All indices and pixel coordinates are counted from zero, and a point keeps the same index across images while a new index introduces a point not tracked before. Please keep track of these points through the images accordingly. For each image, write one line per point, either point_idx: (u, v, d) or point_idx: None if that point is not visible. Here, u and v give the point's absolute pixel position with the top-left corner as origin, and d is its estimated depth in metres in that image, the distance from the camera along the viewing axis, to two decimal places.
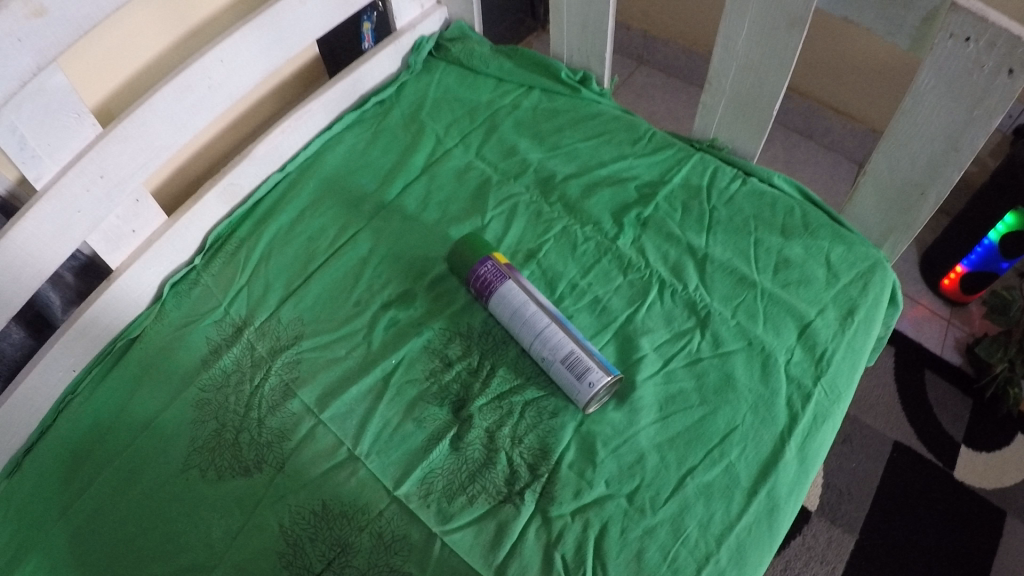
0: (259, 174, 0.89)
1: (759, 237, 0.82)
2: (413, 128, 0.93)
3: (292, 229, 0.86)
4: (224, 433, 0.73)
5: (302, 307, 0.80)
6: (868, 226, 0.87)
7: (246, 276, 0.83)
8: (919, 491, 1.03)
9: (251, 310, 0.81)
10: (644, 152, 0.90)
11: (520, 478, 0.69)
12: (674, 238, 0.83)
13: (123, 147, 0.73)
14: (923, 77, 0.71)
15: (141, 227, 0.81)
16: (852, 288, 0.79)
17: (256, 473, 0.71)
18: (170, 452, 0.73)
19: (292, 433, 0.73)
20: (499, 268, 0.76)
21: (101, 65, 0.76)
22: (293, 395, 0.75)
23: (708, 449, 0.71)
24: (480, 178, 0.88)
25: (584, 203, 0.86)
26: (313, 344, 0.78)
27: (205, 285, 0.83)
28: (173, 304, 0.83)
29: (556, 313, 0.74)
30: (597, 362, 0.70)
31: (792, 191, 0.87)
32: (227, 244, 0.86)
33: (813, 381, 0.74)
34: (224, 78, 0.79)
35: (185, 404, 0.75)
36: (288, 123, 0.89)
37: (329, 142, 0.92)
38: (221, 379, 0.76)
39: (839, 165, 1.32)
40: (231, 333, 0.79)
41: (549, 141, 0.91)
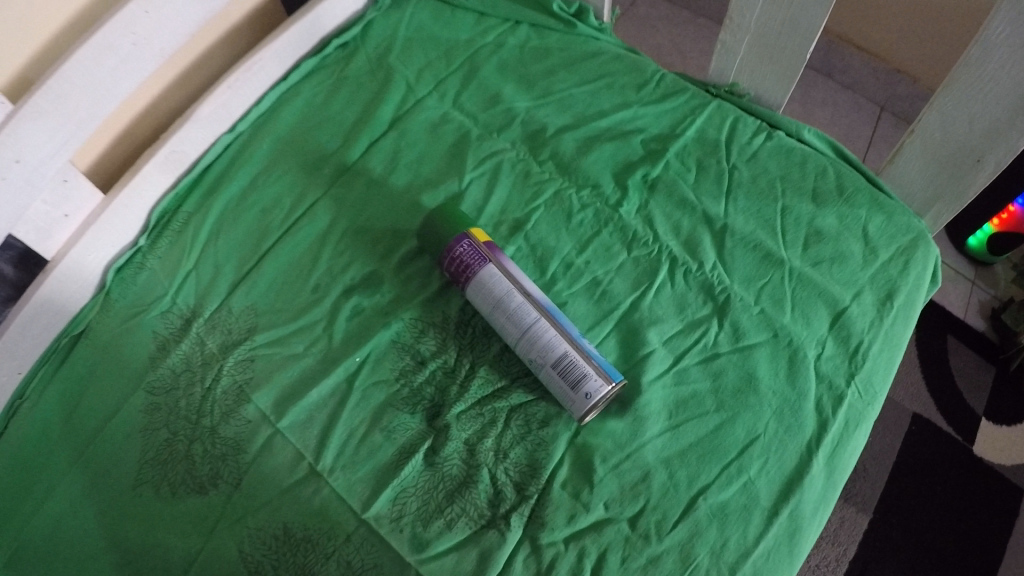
0: (205, 138, 0.76)
1: (787, 204, 0.70)
2: (380, 74, 0.80)
3: (244, 200, 0.74)
4: (176, 442, 0.63)
5: (255, 295, 0.68)
6: (908, 191, 0.75)
7: (194, 258, 0.71)
8: (935, 465, 0.95)
9: (200, 299, 0.69)
10: (650, 100, 0.77)
11: (505, 500, 0.59)
12: (687, 205, 0.71)
13: (39, 125, 0.59)
14: (995, 25, 0.58)
15: (74, 210, 0.68)
16: (891, 266, 0.68)
17: (211, 491, 0.61)
18: (121, 465, 0.63)
19: (248, 445, 0.62)
20: (478, 247, 0.63)
21: (12, 26, 0.60)
22: (247, 400, 0.63)
23: (724, 464, 0.61)
24: (458, 132, 0.76)
25: (580, 163, 0.73)
26: (267, 339, 0.66)
27: (151, 269, 0.71)
28: (119, 294, 0.70)
29: (546, 303, 0.62)
30: (595, 367, 0.59)
31: (824, 147, 0.75)
32: (173, 222, 0.73)
33: (846, 380, 0.64)
34: (152, 31, 0.65)
35: (134, 411, 0.64)
36: (236, 77, 0.75)
37: (284, 96, 0.79)
38: (171, 380, 0.65)
39: (858, 106, 1.19)
40: (178, 326, 0.67)
41: (538, 87, 0.78)
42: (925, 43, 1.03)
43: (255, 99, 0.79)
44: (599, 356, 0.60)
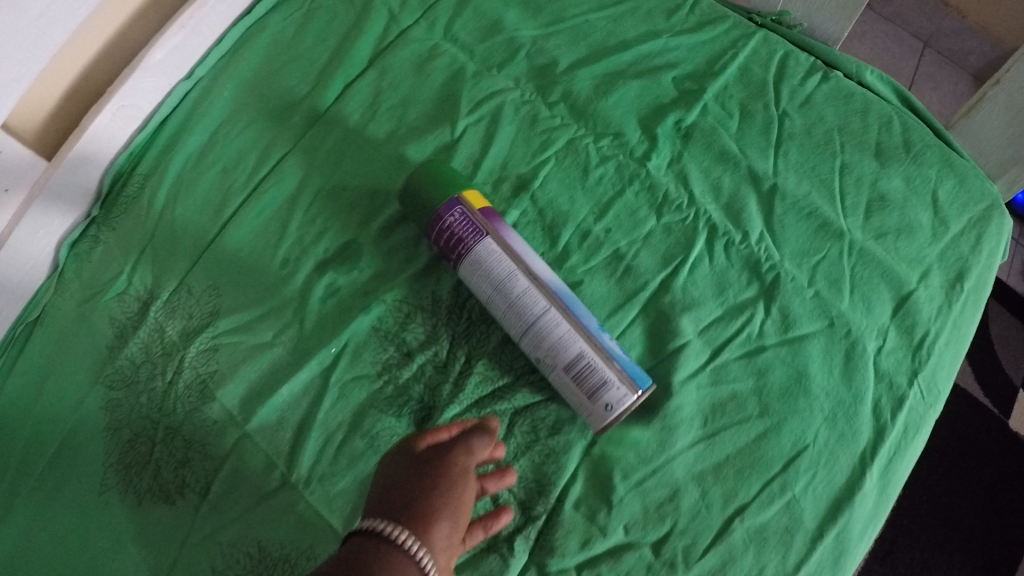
0: (159, 88, 0.64)
1: (847, 161, 0.59)
2: (358, 1, 0.66)
3: (203, 157, 0.61)
4: (139, 444, 0.53)
5: (217, 271, 0.57)
6: (982, 150, 0.64)
7: (150, 231, 0.59)
8: (971, 440, 0.87)
9: (158, 276, 0.58)
10: (682, 29, 0.64)
11: (508, 522, 0.50)
12: (729, 159, 0.59)
13: None
14: None
15: (14, 184, 0.58)
16: (963, 241, 0.58)
17: (180, 500, 0.51)
18: (83, 472, 0.54)
19: (217, 446, 0.52)
20: (472, 216, 0.51)
21: None
22: (212, 397, 0.54)
23: (766, 480, 0.51)
24: (451, 67, 0.63)
25: (598, 106, 0.61)
26: (231, 326, 0.55)
27: (106, 244, 0.60)
28: (74, 273, 0.60)
29: (558, 286, 0.50)
30: (618, 372, 0.48)
31: (888, 93, 0.63)
32: (128, 185, 0.62)
33: (908, 379, 0.54)
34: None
35: (93, 409, 0.55)
36: (189, 14, 0.63)
37: (249, 32, 0.66)
38: (131, 373, 0.55)
39: (897, 42, 1.02)
40: (137, 311, 0.57)
41: (548, 11, 0.65)
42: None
43: (215, 40, 0.67)
44: (622, 354, 0.49)
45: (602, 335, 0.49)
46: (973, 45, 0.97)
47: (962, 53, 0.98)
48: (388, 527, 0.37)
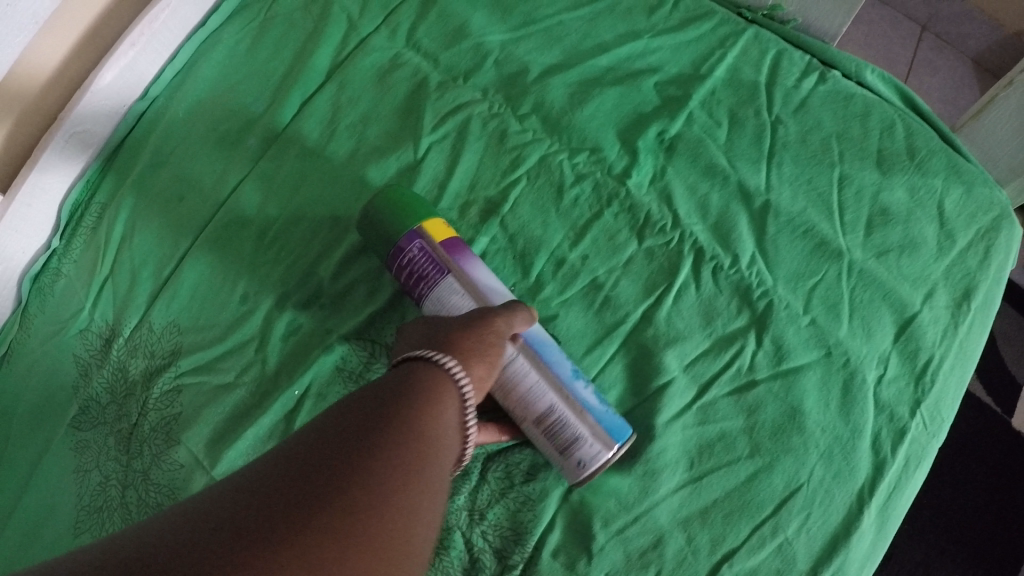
0: (115, 112, 0.61)
1: (846, 172, 0.55)
2: (315, 6, 0.62)
3: (156, 182, 0.58)
4: (108, 487, 0.51)
5: (177, 307, 0.53)
6: (994, 154, 0.59)
7: (109, 263, 0.56)
8: (973, 438, 0.81)
9: (119, 313, 0.54)
10: (664, 28, 0.60)
11: (484, 570, 0.48)
12: (717, 173, 0.55)
13: None
14: None
15: None
16: (971, 256, 0.54)
17: None
18: (57, 514, 0.52)
19: (184, 493, 0.49)
20: (434, 252, 0.48)
21: None
22: (178, 439, 0.50)
23: (756, 523, 0.48)
24: (414, 78, 0.59)
25: (572, 119, 0.57)
26: (192, 365, 0.52)
27: (68, 277, 0.57)
28: (37, 308, 0.57)
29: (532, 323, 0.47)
30: (593, 426, 0.45)
31: (890, 92, 0.59)
32: (87, 216, 0.59)
33: (911, 410, 0.50)
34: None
35: (64, 448, 0.53)
36: (139, 32, 0.59)
37: (202, 48, 0.63)
38: (98, 413, 0.53)
39: (896, 25, 0.95)
40: (99, 348, 0.54)
41: (518, 13, 0.61)
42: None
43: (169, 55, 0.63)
44: (599, 403, 0.45)
45: (578, 381, 0.46)
46: (972, 28, 0.90)
47: (961, 37, 0.92)
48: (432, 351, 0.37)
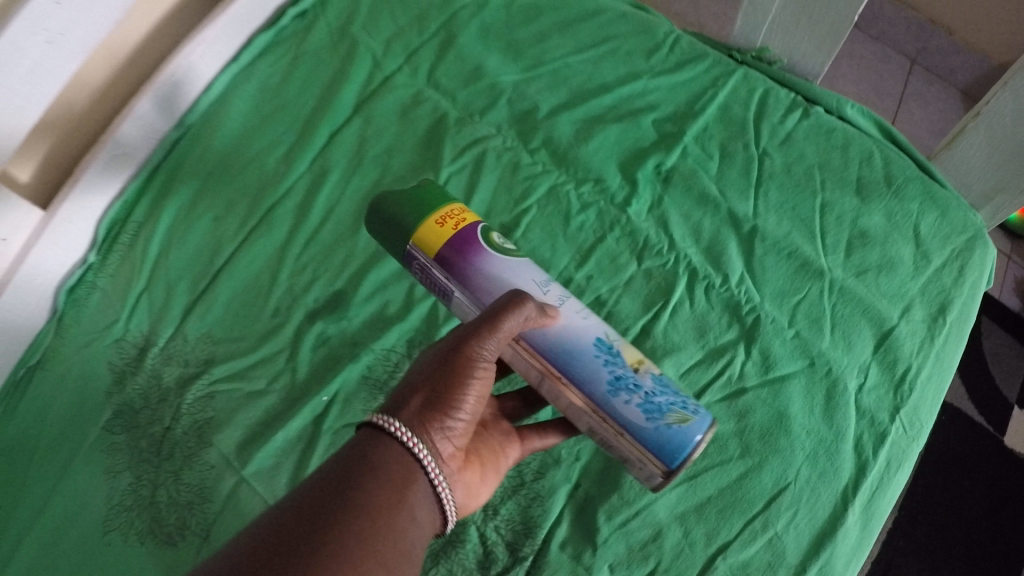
0: (148, 136, 0.65)
1: (827, 200, 0.61)
2: (342, 48, 0.68)
3: (196, 206, 0.63)
4: (140, 487, 0.53)
5: (210, 320, 0.58)
6: (965, 180, 0.64)
7: (145, 276, 0.60)
8: (964, 458, 0.86)
9: (154, 324, 0.58)
10: (661, 69, 0.66)
11: (496, 562, 0.52)
12: (709, 202, 0.61)
13: None
14: None
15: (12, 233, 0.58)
16: (945, 274, 0.59)
17: (181, 543, 0.51)
18: (83, 517, 0.52)
19: (214, 493, 0.52)
20: (437, 262, 0.49)
21: None
22: (209, 442, 0.54)
23: (748, 518, 0.52)
24: (435, 115, 0.65)
25: (578, 152, 0.63)
26: (226, 373, 0.56)
27: (104, 290, 0.60)
28: (73, 318, 0.59)
29: (561, 335, 0.47)
30: (643, 448, 0.45)
31: (869, 125, 0.64)
32: (123, 234, 0.62)
33: (890, 415, 0.55)
34: (37, 15, 0.50)
35: (93, 449, 0.54)
36: (179, 61, 0.63)
37: (236, 80, 0.67)
38: (130, 418, 0.55)
39: (884, 59, 1.02)
40: (133, 356, 0.57)
41: (528, 56, 0.67)
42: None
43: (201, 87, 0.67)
44: (643, 417, 0.44)
45: (619, 395, 0.45)
46: (959, 61, 0.96)
47: (950, 70, 0.98)
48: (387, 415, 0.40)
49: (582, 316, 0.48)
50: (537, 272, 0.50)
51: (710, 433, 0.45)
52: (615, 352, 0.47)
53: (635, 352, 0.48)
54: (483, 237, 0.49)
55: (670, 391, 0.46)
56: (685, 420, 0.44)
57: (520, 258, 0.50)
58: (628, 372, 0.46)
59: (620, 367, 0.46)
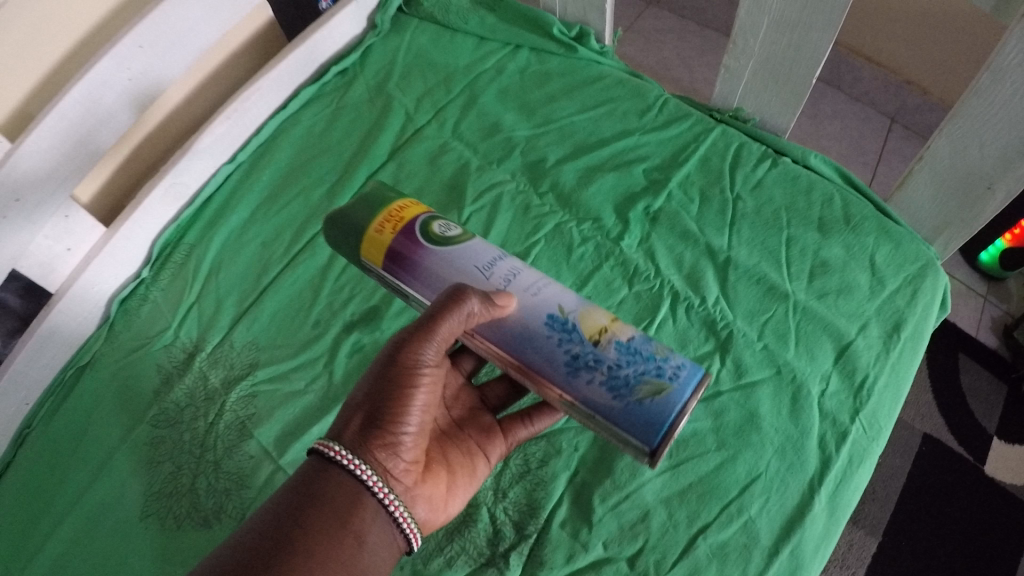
0: (206, 168, 0.75)
1: (793, 235, 0.70)
2: (379, 103, 0.80)
3: (244, 233, 0.73)
4: (180, 475, 0.62)
5: (256, 329, 0.67)
6: (918, 217, 0.74)
7: (196, 291, 0.70)
8: (946, 487, 0.92)
9: (203, 333, 0.68)
10: (652, 127, 0.76)
11: (504, 538, 0.61)
12: (690, 237, 0.71)
13: (36, 163, 0.59)
14: (1003, 49, 0.57)
15: (77, 245, 0.69)
16: (899, 297, 0.67)
17: (216, 525, 0.59)
18: (124, 500, 0.62)
19: (250, 479, 0.60)
20: (388, 258, 0.56)
21: (17, 43, 0.60)
22: (250, 435, 0.62)
23: (724, 503, 0.60)
24: (458, 163, 0.76)
25: (580, 195, 0.73)
26: (268, 374, 0.65)
27: (155, 301, 0.70)
28: (123, 325, 0.70)
29: (519, 322, 0.52)
30: (624, 429, 0.49)
31: (832, 174, 0.74)
32: (175, 254, 0.73)
33: (850, 417, 0.63)
34: (120, 55, 0.60)
35: (137, 443, 0.63)
36: (234, 107, 0.74)
37: (283, 126, 0.79)
38: (174, 415, 0.64)
39: (867, 119, 1.12)
40: (182, 360, 0.67)
41: (539, 114, 0.77)
42: (938, 44, 0.96)
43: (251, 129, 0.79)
44: (607, 394, 0.49)
45: (582, 374, 0.50)
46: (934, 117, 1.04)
47: (927, 125, 1.06)
48: (331, 441, 0.50)
49: (535, 292, 0.53)
50: (484, 251, 0.55)
51: (687, 394, 0.48)
52: (573, 327, 0.51)
53: (600, 319, 0.52)
54: (424, 227, 0.55)
55: (638, 360, 0.50)
56: (650, 390, 0.48)
57: (464, 243, 0.55)
58: (589, 347, 0.51)
59: (580, 343, 0.51)
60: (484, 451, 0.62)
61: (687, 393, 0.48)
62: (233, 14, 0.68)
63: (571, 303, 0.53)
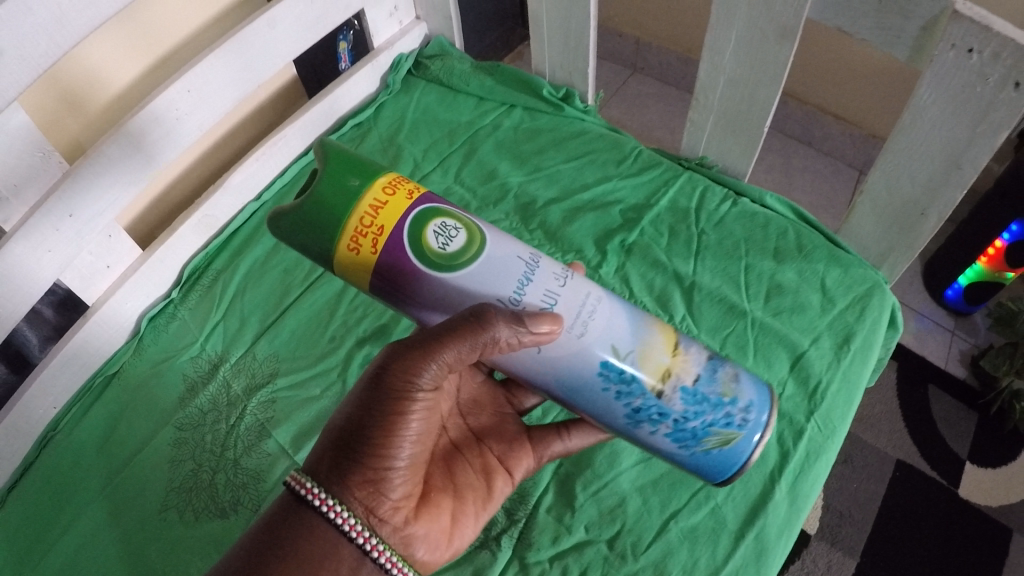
0: (234, 204, 0.84)
1: (750, 262, 0.79)
2: (390, 152, 0.90)
3: (267, 262, 0.82)
4: (200, 472, 0.69)
5: (277, 343, 0.76)
6: (866, 246, 0.84)
7: (221, 311, 0.79)
8: (922, 509, 0.98)
9: (227, 346, 0.77)
10: (628, 173, 0.87)
11: (496, 524, 0.68)
12: (660, 266, 0.80)
13: (91, 186, 0.67)
14: (922, 92, 0.68)
15: (116, 262, 0.76)
16: (848, 313, 0.75)
17: (233, 515, 0.67)
18: (147, 492, 0.69)
19: (268, 474, 0.69)
20: (374, 276, 0.50)
21: (83, 79, 0.69)
22: (268, 435, 0.71)
23: (693, 491, 0.68)
24: (459, 205, 0.86)
25: (565, 231, 0.83)
26: (288, 382, 0.74)
27: (182, 319, 0.79)
28: (151, 339, 0.78)
29: (570, 366, 0.51)
30: (693, 466, 0.54)
31: (786, 211, 0.83)
32: (203, 277, 0.82)
33: (805, 416, 0.70)
34: (170, 97, 0.69)
35: (163, 443, 0.71)
36: (262, 151, 0.83)
37: (306, 167, 0.88)
38: (198, 418, 0.72)
39: (839, 172, 1.22)
40: (206, 369, 0.75)
41: (530, 163, 0.88)
42: (891, 98, 1.07)
43: (276, 172, 0.87)
44: (672, 443, 0.52)
45: (646, 425, 0.52)
46: None
47: None
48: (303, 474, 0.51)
49: (582, 333, 0.50)
50: (501, 269, 0.50)
51: (752, 438, 0.52)
52: (631, 378, 0.50)
53: (660, 361, 0.51)
54: (412, 239, 0.49)
55: (702, 409, 0.51)
56: (717, 441, 0.52)
57: (469, 264, 0.49)
58: (652, 400, 0.51)
59: (642, 394, 0.51)
60: (505, 466, 0.66)
61: (751, 437, 0.52)
62: (267, 70, 0.77)
63: (624, 339, 0.51)
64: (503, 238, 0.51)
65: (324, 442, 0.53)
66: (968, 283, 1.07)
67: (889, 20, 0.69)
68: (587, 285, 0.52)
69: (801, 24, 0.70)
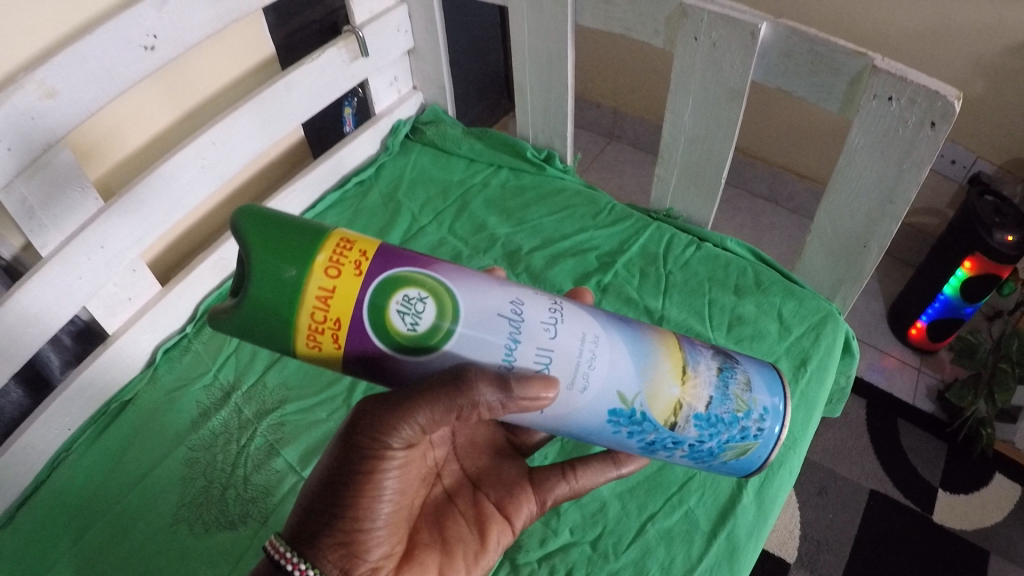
0: None
1: (714, 297, 0.88)
2: (390, 207, 1.00)
3: None
4: (211, 488, 0.76)
5: (286, 373, 0.84)
6: (820, 280, 0.94)
7: (234, 343, 0.87)
8: (897, 537, 1.04)
9: (239, 375, 0.84)
10: (603, 224, 0.96)
11: None
12: (633, 302, 0.88)
13: (124, 222, 0.76)
14: (854, 137, 0.77)
15: (137, 295, 0.85)
16: (804, 339, 0.83)
17: (241, 527, 0.73)
18: (158, 506, 0.75)
19: (275, 489, 0.75)
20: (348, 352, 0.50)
21: (111, 129, 0.79)
22: (277, 454, 0.78)
23: (667, 497, 0.75)
24: (452, 252, 0.95)
25: (547, 273, 0.91)
26: (296, 407, 0.81)
27: (196, 351, 0.87)
28: (166, 369, 0.86)
29: (585, 414, 0.54)
30: (714, 468, 0.61)
31: (746, 254, 0.93)
32: None
33: None
34: (200, 147, 0.80)
35: (175, 463, 0.78)
36: None
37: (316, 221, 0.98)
38: (210, 440, 0.79)
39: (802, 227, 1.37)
40: (218, 397, 0.83)
41: (515, 217, 0.98)
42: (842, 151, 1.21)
43: None
44: (691, 459, 0.60)
45: (662, 450, 0.58)
46: None
47: None
48: (278, 539, 0.55)
49: (587, 384, 0.53)
50: (484, 325, 0.51)
51: (767, 442, 0.59)
52: (643, 419, 0.55)
53: (670, 397, 0.55)
54: (376, 316, 0.49)
55: (715, 429, 0.57)
56: (732, 452, 0.59)
57: (455, 327, 0.50)
58: (665, 433, 0.56)
59: (656, 429, 0.56)
60: (505, 512, 0.69)
61: (765, 443, 0.59)
62: (281, 131, 0.88)
63: (630, 383, 0.54)
64: (479, 291, 0.51)
65: (301, 505, 0.57)
66: (930, 323, 1.18)
67: (820, 79, 0.78)
68: (582, 324, 0.53)
69: (746, 85, 0.81)
